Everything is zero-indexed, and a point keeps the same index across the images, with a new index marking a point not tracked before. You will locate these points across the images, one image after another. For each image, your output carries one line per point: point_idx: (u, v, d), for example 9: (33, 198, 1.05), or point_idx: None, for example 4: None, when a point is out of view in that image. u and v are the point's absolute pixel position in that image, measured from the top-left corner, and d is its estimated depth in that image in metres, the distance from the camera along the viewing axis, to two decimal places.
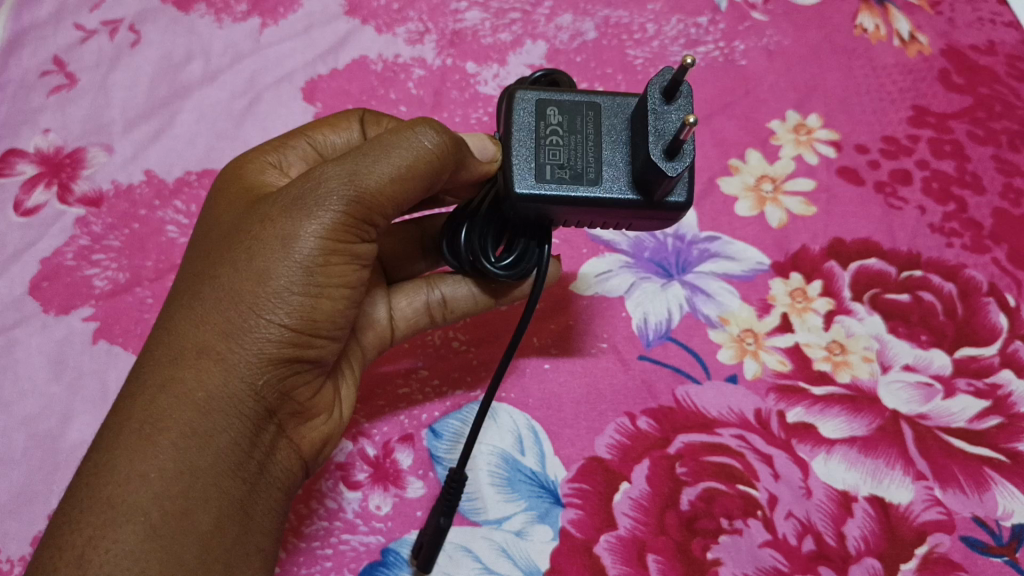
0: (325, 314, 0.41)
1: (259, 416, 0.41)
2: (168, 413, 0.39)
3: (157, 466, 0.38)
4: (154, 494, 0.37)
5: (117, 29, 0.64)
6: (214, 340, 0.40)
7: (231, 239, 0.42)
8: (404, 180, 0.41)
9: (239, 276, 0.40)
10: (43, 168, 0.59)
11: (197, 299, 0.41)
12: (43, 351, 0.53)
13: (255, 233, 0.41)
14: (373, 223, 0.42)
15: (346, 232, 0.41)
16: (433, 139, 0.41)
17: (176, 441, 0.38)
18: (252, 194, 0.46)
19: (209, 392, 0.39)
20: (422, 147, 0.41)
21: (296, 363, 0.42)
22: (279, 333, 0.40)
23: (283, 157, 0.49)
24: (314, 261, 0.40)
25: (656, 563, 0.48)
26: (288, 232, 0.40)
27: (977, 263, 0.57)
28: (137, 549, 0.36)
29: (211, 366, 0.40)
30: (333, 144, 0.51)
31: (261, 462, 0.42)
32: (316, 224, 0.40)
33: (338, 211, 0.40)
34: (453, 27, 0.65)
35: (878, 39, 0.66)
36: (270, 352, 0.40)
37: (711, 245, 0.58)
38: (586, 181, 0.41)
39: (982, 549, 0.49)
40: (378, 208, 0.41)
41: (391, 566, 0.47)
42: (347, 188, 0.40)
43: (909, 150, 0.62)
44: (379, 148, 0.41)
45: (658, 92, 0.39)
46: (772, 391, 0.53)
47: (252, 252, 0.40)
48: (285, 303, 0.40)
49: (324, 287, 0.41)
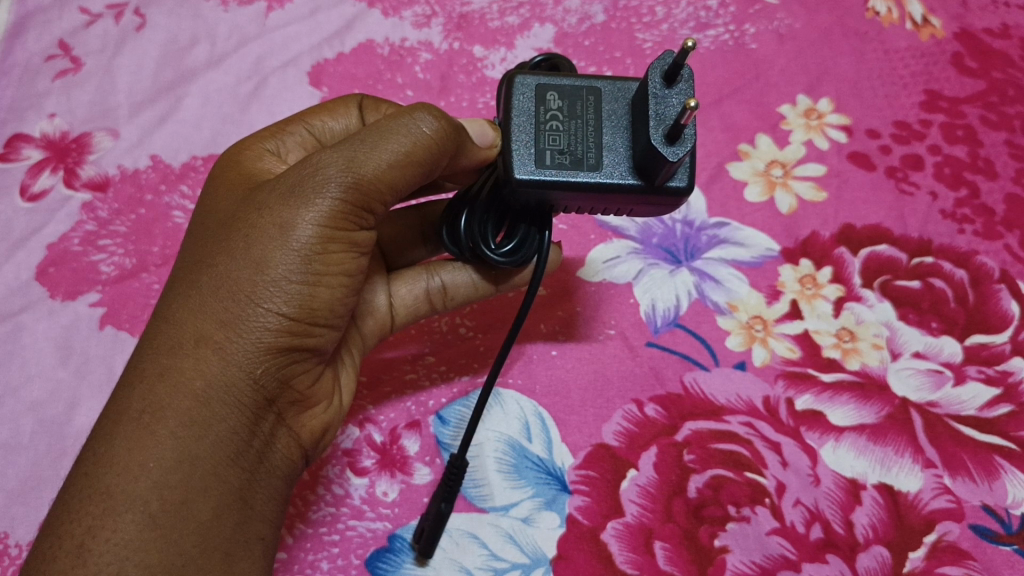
0: (324, 302, 0.41)
1: (259, 405, 0.41)
2: (167, 403, 0.39)
3: (156, 456, 0.38)
4: (153, 484, 0.37)
5: (122, 13, 0.63)
6: (212, 329, 0.40)
7: (229, 227, 0.42)
8: (402, 167, 0.41)
9: (237, 264, 0.40)
10: (49, 152, 0.59)
11: (196, 288, 0.41)
12: (50, 336, 0.53)
13: (253, 220, 0.41)
14: (372, 210, 0.41)
15: (344, 219, 0.40)
16: (432, 124, 0.41)
17: (175, 431, 0.38)
18: (250, 180, 0.45)
19: (207, 381, 0.39)
20: (421, 133, 0.41)
21: (296, 352, 0.42)
22: (277, 322, 0.40)
23: (281, 144, 0.49)
24: (312, 249, 0.40)
25: (663, 550, 0.47)
26: (286, 220, 0.40)
27: (989, 250, 0.57)
28: (136, 539, 0.36)
29: (209, 355, 0.39)
30: (331, 130, 0.50)
31: (261, 451, 0.42)
32: (314, 211, 0.40)
33: (336, 198, 0.40)
34: (460, 11, 0.64)
35: (890, 22, 0.66)
36: (268, 341, 0.40)
37: (720, 232, 0.57)
38: (586, 167, 0.41)
39: (991, 538, 0.48)
40: (377, 194, 0.41)
41: (397, 552, 0.47)
42: (346, 175, 0.40)
43: (921, 136, 0.61)
44: (377, 134, 0.40)
45: (658, 76, 0.38)
46: (781, 378, 0.52)
47: (250, 241, 0.40)
48: (283, 291, 0.40)
49: (322, 275, 0.41)
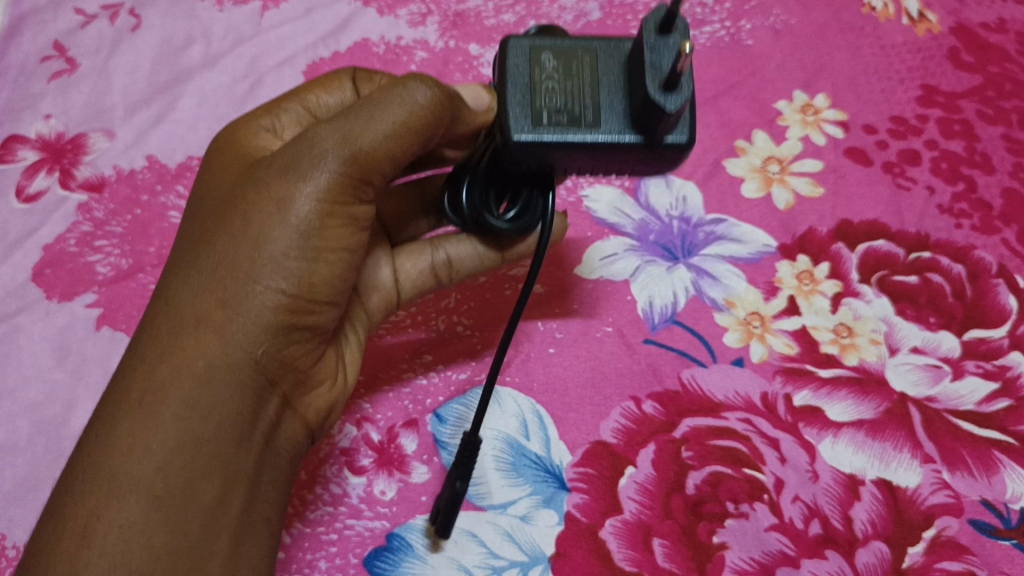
0: (323, 279, 0.41)
1: (260, 385, 0.41)
2: (167, 384, 0.38)
3: (159, 438, 0.38)
4: (159, 463, 0.37)
5: (117, 14, 0.63)
6: (212, 308, 0.40)
7: (230, 204, 0.42)
8: (402, 138, 0.40)
9: (237, 242, 0.40)
10: (44, 153, 0.58)
11: (194, 269, 0.41)
12: (47, 337, 0.52)
13: (253, 198, 0.41)
14: (372, 183, 0.41)
15: (344, 193, 0.40)
16: (428, 95, 0.40)
17: (177, 411, 0.38)
18: (248, 157, 0.45)
19: (208, 361, 0.39)
20: (417, 104, 0.40)
21: (297, 331, 0.42)
22: (276, 299, 0.40)
23: (277, 120, 0.49)
24: (312, 224, 0.40)
25: (662, 547, 0.47)
26: (284, 196, 0.40)
27: (986, 244, 0.57)
28: (140, 521, 0.36)
29: (209, 334, 0.39)
30: (327, 105, 0.50)
31: (265, 433, 0.42)
32: (313, 186, 0.40)
33: (335, 172, 0.40)
34: (455, 9, 0.65)
35: (887, 18, 0.66)
36: (269, 319, 0.40)
37: (717, 228, 0.57)
38: (584, 126, 0.40)
39: (990, 532, 0.48)
40: (376, 167, 0.41)
41: (397, 551, 0.47)
42: (343, 148, 0.40)
43: (918, 130, 0.61)
44: (373, 105, 0.40)
45: (652, 27, 0.37)
46: (779, 374, 0.52)
47: (249, 218, 0.40)
48: (282, 268, 0.40)
49: (322, 251, 0.41)
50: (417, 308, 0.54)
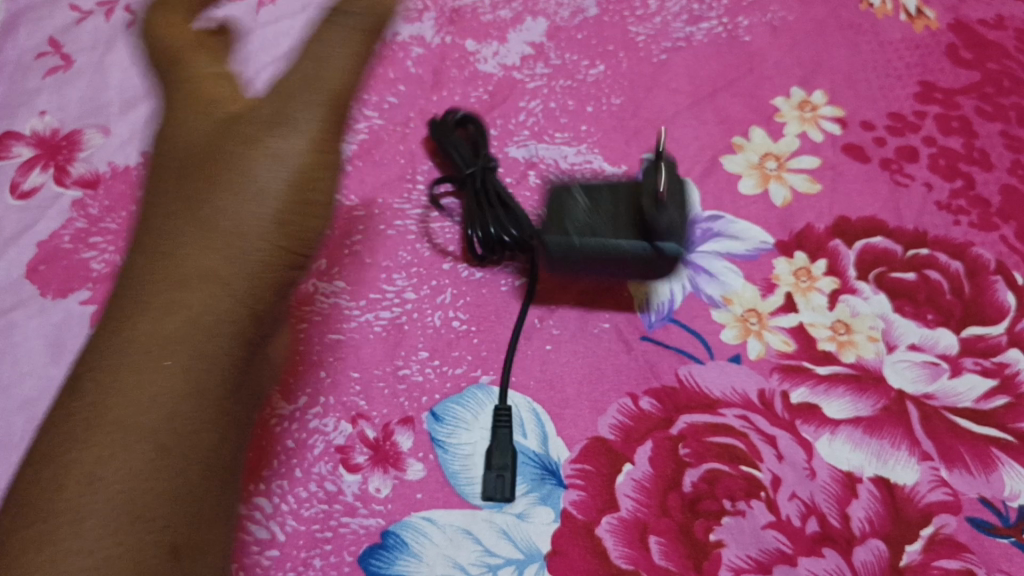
0: (308, 233, 0.51)
1: (248, 339, 0.45)
2: (167, 331, 0.42)
3: (161, 385, 0.40)
4: (163, 403, 0.40)
5: (112, 10, 0.64)
6: (219, 272, 0.46)
7: (201, 183, 0.51)
8: (348, 76, 0.57)
9: (227, 215, 0.49)
10: (39, 150, 0.58)
11: (173, 252, 0.46)
12: (41, 334, 0.52)
13: (222, 168, 0.51)
14: (317, 160, 0.53)
15: (307, 164, 0.53)
16: (343, 50, 0.57)
17: (179, 364, 0.41)
18: (202, 160, 0.53)
19: (210, 311, 0.44)
20: (341, 68, 0.57)
21: (280, 290, 0.48)
22: (268, 245, 0.49)
23: (188, 120, 0.55)
24: (289, 184, 0.52)
25: (658, 545, 0.46)
26: (246, 171, 0.51)
27: (985, 241, 0.57)
28: (148, 467, 0.38)
29: (215, 288, 0.45)
30: (212, 103, 0.56)
31: (252, 392, 0.45)
32: (281, 146, 0.52)
33: (303, 134, 0.53)
34: (452, 6, 0.66)
35: (885, 14, 0.67)
36: (269, 272, 0.48)
37: (714, 225, 0.57)
38: None
39: (989, 530, 0.47)
40: (326, 153, 0.54)
41: (391, 549, 0.46)
42: (306, 112, 0.54)
43: (916, 127, 0.61)
44: (311, 66, 0.56)
45: None
46: (777, 371, 0.52)
47: (237, 187, 0.50)
48: (261, 219, 0.50)
49: (296, 216, 0.51)
50: (412, 305, 0.54)
